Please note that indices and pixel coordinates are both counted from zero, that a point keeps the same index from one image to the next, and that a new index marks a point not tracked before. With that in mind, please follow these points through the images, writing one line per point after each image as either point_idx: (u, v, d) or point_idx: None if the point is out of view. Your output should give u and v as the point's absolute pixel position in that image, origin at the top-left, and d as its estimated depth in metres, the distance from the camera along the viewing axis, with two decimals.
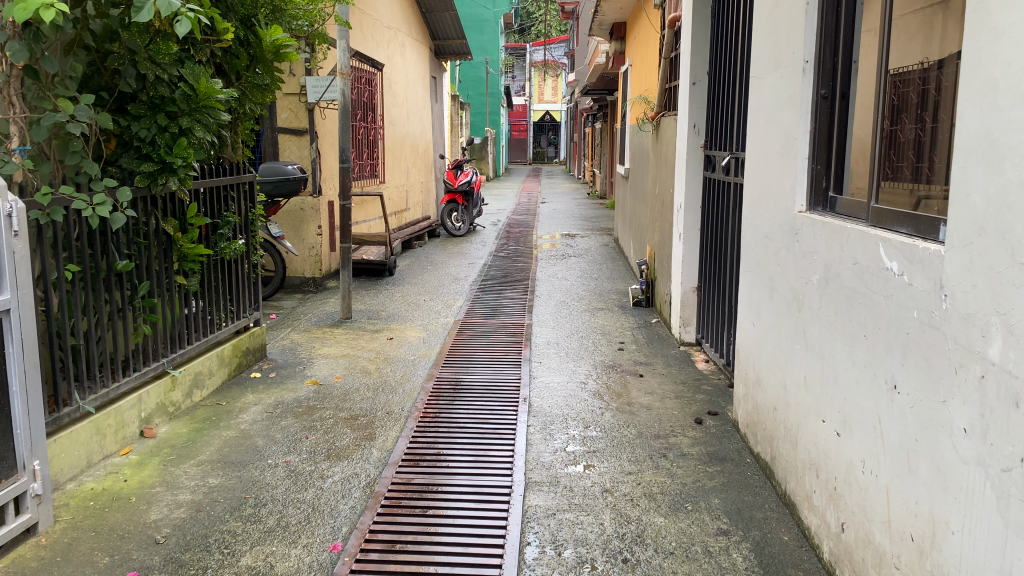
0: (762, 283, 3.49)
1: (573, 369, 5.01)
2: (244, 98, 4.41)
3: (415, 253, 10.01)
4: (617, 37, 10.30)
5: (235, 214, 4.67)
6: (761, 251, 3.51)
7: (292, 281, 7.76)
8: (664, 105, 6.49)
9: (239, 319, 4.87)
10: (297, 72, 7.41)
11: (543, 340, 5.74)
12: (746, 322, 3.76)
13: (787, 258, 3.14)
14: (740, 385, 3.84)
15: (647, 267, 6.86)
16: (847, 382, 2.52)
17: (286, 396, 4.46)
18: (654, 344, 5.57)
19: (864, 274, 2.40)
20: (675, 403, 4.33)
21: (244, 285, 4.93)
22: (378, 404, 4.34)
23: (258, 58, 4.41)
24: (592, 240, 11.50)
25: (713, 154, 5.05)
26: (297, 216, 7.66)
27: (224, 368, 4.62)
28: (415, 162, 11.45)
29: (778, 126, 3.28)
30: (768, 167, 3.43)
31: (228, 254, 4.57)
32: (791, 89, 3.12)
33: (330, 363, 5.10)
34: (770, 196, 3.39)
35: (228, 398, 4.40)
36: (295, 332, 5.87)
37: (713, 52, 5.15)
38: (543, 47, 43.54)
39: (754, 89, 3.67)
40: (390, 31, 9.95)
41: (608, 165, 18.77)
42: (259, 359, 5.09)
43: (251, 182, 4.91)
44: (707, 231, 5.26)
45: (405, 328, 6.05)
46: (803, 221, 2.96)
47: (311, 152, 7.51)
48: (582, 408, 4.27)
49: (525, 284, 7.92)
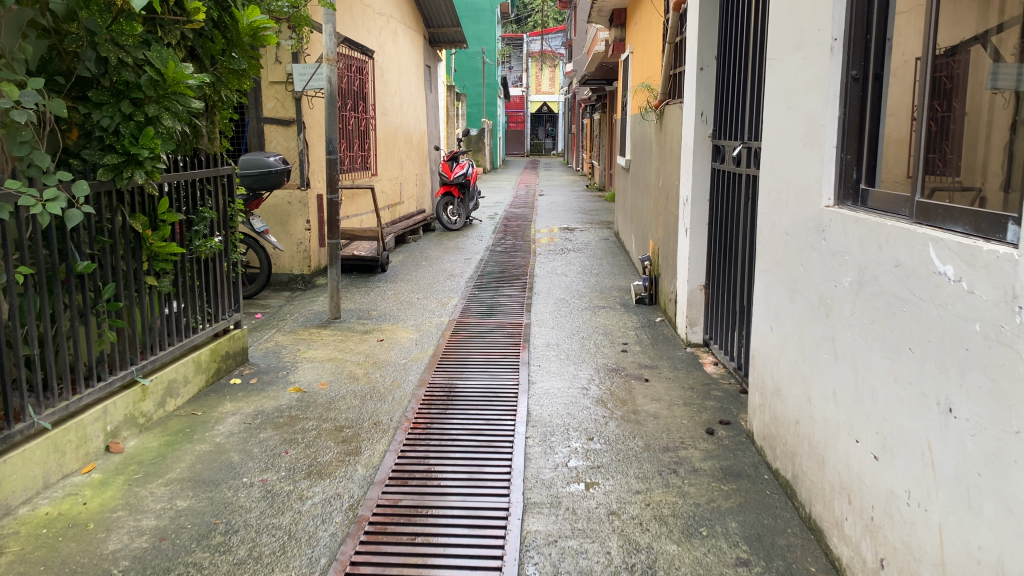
0: (781, 284, 3.20)
1: (574, 373, 4.72)
2: (219, 84, 4.09)
3: (409, 248, 9.71)
4: (617, 24, 9.98)
5: (211, 210, 4.37)
6: (780, 249, 3.21)
7: (280, 278, 7.46)
8: (669, 92, 6.19)
9: (218, 321, 4.58)
10: (283, 59, 7.10)
11: (542, 341, 5.44)
12: (763, 326, 3.47)
13: (812, 257, 2.84)
14: (756, 393, 3.55)
15: (651, 263, 6.57)
16: (887, 400, 2.23)
17: (267, 405, 4.17)
18: (660, 346, 5.28)
19: (909, 278, 2.10)
20: (684, 411, 4.04)
21: (223, 285, 4.63)
22: (366, 414, 4.04)
23: (235, 42, 4.09)
24: (593, 234, 11.19)
25: (723, 144, 4.75)
26: (284, 210, 7.36)
27: (201, 374, 4.32)
28: (409, 153, 11.14)
29: (801, 111, 2.97)
30: (788, 157, 3.13)
31: (204, 252, 4.27)
32: (817, 70, 2.81)
33: (315, 367, 4.81)
34: (791, 189, 3.09)
35: (204, 408, 4.10)
36: (281, 333, 5.57)
37: (723, 36, 4.84)
38: (540, 38, 43.23)
39: (772, 72, 3.36)
40: (382, 18, 9.63)
41: (607, 157, 18.44)
42: (239, 364, 4.80)
43: (229, 174, 4.61)
44: (716, 227, 4.96)
45: (397, 329, 5.75)
46: (831, 217, 2.66)
47: (298, 143, 7.22)
48: (585, 417, 3.97)
49: (523, 281, 7.63)
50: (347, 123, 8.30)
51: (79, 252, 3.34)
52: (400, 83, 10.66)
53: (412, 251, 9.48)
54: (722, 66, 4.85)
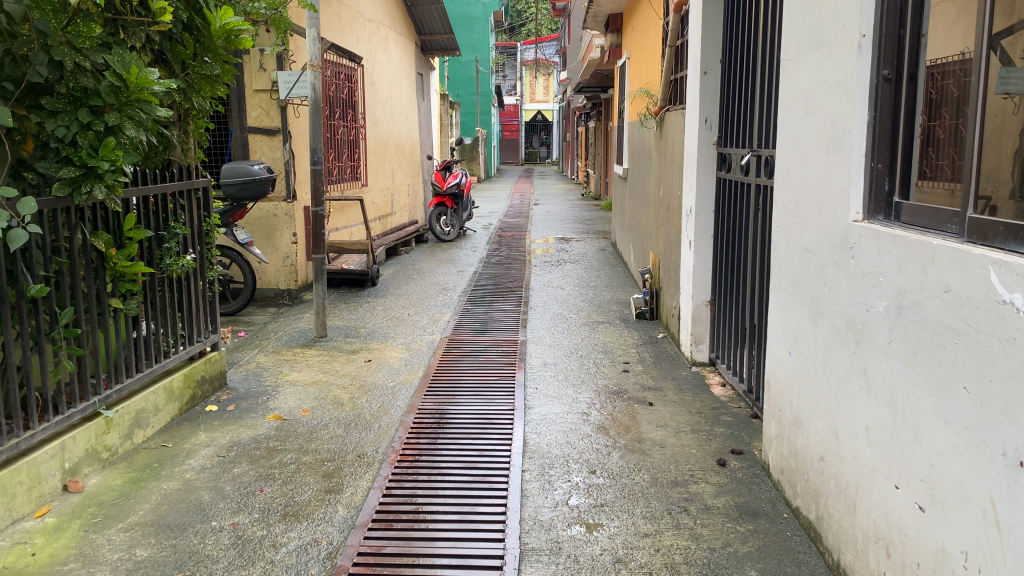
0: (801, 305, 2.92)
1: (573, 395, 4.43)
2: (189, 90, 3.79)
3: (401, 261, 9.41)
4: (613, 29, 9.71)
5: (184, 226, 4.08)
6: (799, 266, 2.94)
7: (265, 294, 7.16)
8: (669, 98, 5.93)
9: (192, 344, 4.27)
10: (267, 67, 6.83)
11: (539, 360, 5.16)
12: (779, 350, 3.19)
13: (839, 277, 2.57)
14: (772, 422, 3.27)
15: (651, 276, 6.30)
16: (936, 444, 1.96)
17: (243, 435, 3.87)
18: (663, 365, 5.00)
19: (962, 306, 1.84)
20: (692, 440, 3.75)
21: (198, 305, 4.33)
22: (349, 445, 3.74)
23: (206, 45, 3.80)
24: (590, 244, 10.90)
25: (728, 152, 4.49)
26: (269, 223, 7.08)
27: (173, 402, 4.02)
28: (401, 163, 10.86)
29: (823, 116, 2.70)
30: (808, 166, 2.86)
31: (175, 271, 3.96)
32: (843, 70, 2.54)
33: (297, 392, 4.51)
34: (812, 202, 2.81)
35: (175, 440, 3.80)
36: (262, 354, 5.27)
37: (728, 38, 4.58)
38: (534, 47, 43.08)
39: (788, 74, 3.09)
40: (372, 24, 9.36)
41: (603, 165, 18.19)
42: (216, 389, 4.49)
43: (205, 187, 4.33)
44: (723, 241, 4.69)
45: (386, 348, 5.46)
46: (862, 233, 2.39)
47: (284, 153, 6.95)
48: (586, 447, 3.68)
49: (518, 295, 7.33)
50: (336, 132, 8.01)
51: (32, 275, 3.05)
52: (391, 91, 10.39)
53: (404, 264, 9.19)
54: (727, 69, 4.59)
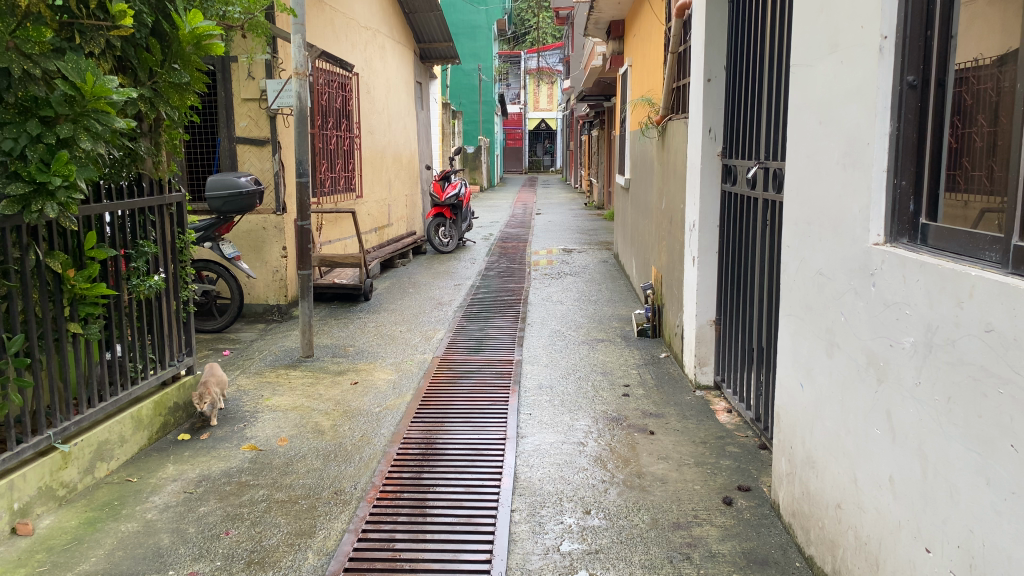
0: (815, 334, 2.66)
1: (569, 422, 4.16)
2: (156, 99, 3.55)
3: (397, 273, 9.17)
4: (615, 36, 9.47)
5: (154, 243, 3.84)
6: (813, 292, 2.67)
7: (254, 309, 6.92)
8: (672, 107, 5.68)
9: (165, 368, 4.02)
10: (255, 75, 6.59)
11: (534, 383, 4.89)
12: (791, 382, 2.92)
13: (858, 305, 2.30)
14: (782, 459, 3.01)
15: (653, 292, 6.05)
16: (977, 506, 1.70)
17: (214, 468, 3.62)
18: (665, 388, 4.73)
19: (1010, 350, 1.58)
20: (696, 474, 3.49)
21: (171, 327, 4.09)
22: (326, 480, 3.48)
23: (175, 52, 3.57)
24: (592, 256, 10.63)
25: (734, 164, 4.23)
26: (258, 236, 6.84)
27: (141, 432, 3.77)
28: (398, 173, 10.63)
29: (838, 126, 2.44)
30: (822, 181, 2.59)
31: (143, 292, 3.71)
32: (861, 75, 2.27)
33: (277, 418, 4.26)
34: (826, 221, 2.55)
35: (141, 474, 3.54)
36: (244, 377, 5.02)
37: (733, 43, 4.33)
38: (538, 56, 42.94)
39: (800, 80, 2.83)
40: (368, 32, 9.15)
41: (605, 175, 17.91)
42: (191, 416, 4.24)
43: (179, 202, 4.10)
44: (728, 257, 4.43)
45: (374, 369, 5.20)
46: (885, 259, 2.13)
47: (273, 164, 6.71)
48: (581, 483, 3.42)
49: (516, 310, 7.07)
50: (328, 143, 7.78)
51: None
52: (389, 100, 10.17)
53: (400, 277, 8.95)
54: (733, 76, 4.34)
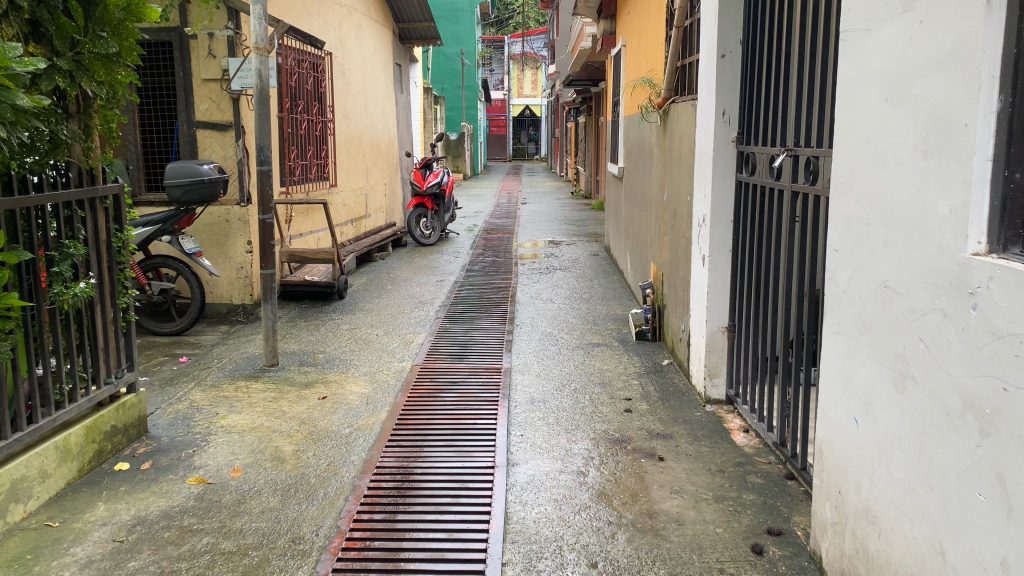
0: (878, 360, 2.16)
1: (566, 446, 3.66)
2: (78, 72, 2.99)
3: (374, 268, 8.63)
4: (606, 15, 8.91)
5: (83, 244, 3.30)
6: (875, 309, 2.17)
7: (217, 310, 6.38)
8: (675, 88, 5.16)
9: (100, 388, 3.48)
10: (216, 53, 6.01)
11: (525, 396, 4.38)
12: (840, 416, 2.42)
13: (947, 331, 1.80)
14: (826, 504, 2.52)
15: (652, 291, 5.57)
16: None
17: (152, 508, 3.08)
18: (671, 402, 4.23)
19: None
20: (716, 513, 2.99)
21: (109, 339, 3.54)
22: (284, 523, 2.96)
23: (100, 17, 3.02)
24: (580, 248, 10.11)
25: (752, 151, 3.74)
26: (221, 229, 6.27)
27: (68, 463, 3.23)
28: (376, 161, 10.07)
29: (917, 104, 1.94)
30: (889, 174, 2.09)
31: (67, 302, 3.16)
32: (955, 36, 1.76)
33: (231, 442, 3.74)
34: (896, 221, 2.05)
35: (65, 516, 3.00)
36: (199, 391, 4.47)
37: (751, 13, 3.80)
38: (521, 42, 42.23)
39: (855, 49, 2.30)
40: (343, 10, 8.57)
41: (594, 163, 17.36)
42: (133, 440, 3.71)
43: (116, 194, 3.56)
44: (744, 257, 3.93)
45: (346, 381, 4.66)
46: (996, 276, 1.62)
47: (237, 151, 6.15)
48: (583, 525, 2.92)
49: (502, 310, 6.54)
50: (298, 128, 7.20)
51: None
52: (365, 83, 9.58)
53: (378, 273, 8.37)
54: (751, 52, 3.82)
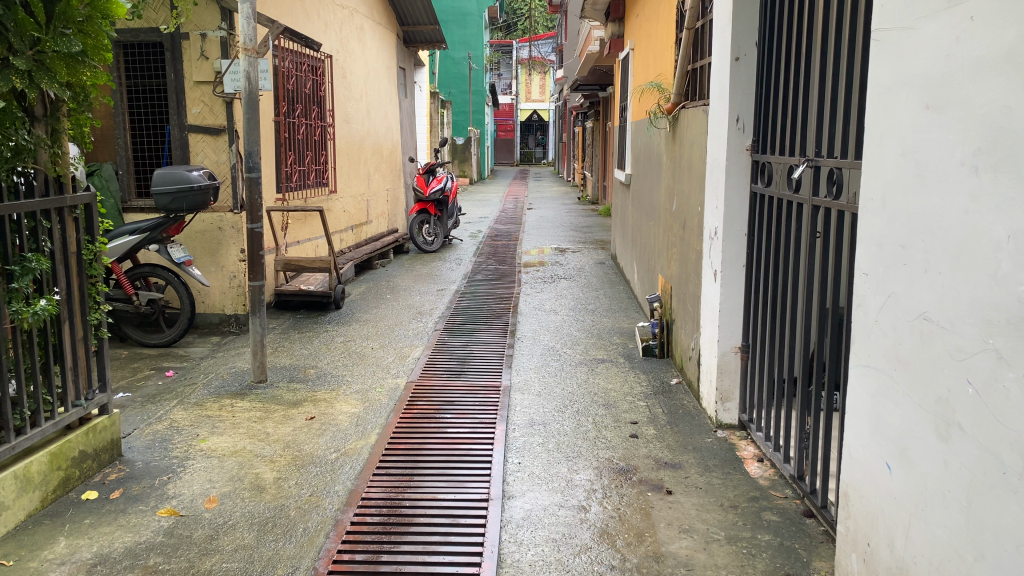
0: (916, 401, 1.90)
1: (566, 476, 3.41)
2: (37, 72, 2.77)
3: (374, 276, 8.39)
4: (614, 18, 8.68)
5: (48, 257, 3.06)
6: (912, 344, 1.92)
7: (209, 320, 6.15)
8: (685, 93, 4.91)
9: (68, 411, 3.25)
10: (209, 54, 5.79)
11: (525, 417, 4.13)
12: (870, 460, 2.17)
13: (1004, 377, 1.55)
14: (853, 556, 2.26)
15: (660, 305, 5.31)
16: None
17: (118, 543, 2.85)
18: (679, 427, 3.98)
19: None
20: (730, 556, 2.74)
21: (77, 359, 3.31)
22: (258, 564, 2.72)
23: (62, 12, 2.81)
24: (586, 257, 9.85)
25: (768, 160, 3.48)
26: (213, 237, 6.05)
27: (29, 493, 3.00)
28: (378, 167, 9.84)
29: (966, 113, 1.69)
30: (931, 191, 1.84)
31: (27, 320, 2.92)
32: (1017, 34, 1.51)
33: (209, 468, 3.50)
34: (940, 246, 1.80)
35: (21, 553, 2.76)
36: (181, 409, 4.24)
37: (768, 12, 3.56)
38: (529, 46, 42.00)
39: (891, 50, 2.05)
40: (344, 11, 8.35)
41: (602, 168, 17.09)
42: (105, 465, 3.48)
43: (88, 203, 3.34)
44: (758, 273, 3.68)
45: (336, 400, 4.41)
46: None
47: (230, 156, 5.92)
48: (583, 569, 2.67)
49: (504, 322, 6.29)
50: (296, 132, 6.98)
51: None
52: (368, 86, 9.36)
53: (378, 281, 8.13)
54: (767, 55, 3.57)
